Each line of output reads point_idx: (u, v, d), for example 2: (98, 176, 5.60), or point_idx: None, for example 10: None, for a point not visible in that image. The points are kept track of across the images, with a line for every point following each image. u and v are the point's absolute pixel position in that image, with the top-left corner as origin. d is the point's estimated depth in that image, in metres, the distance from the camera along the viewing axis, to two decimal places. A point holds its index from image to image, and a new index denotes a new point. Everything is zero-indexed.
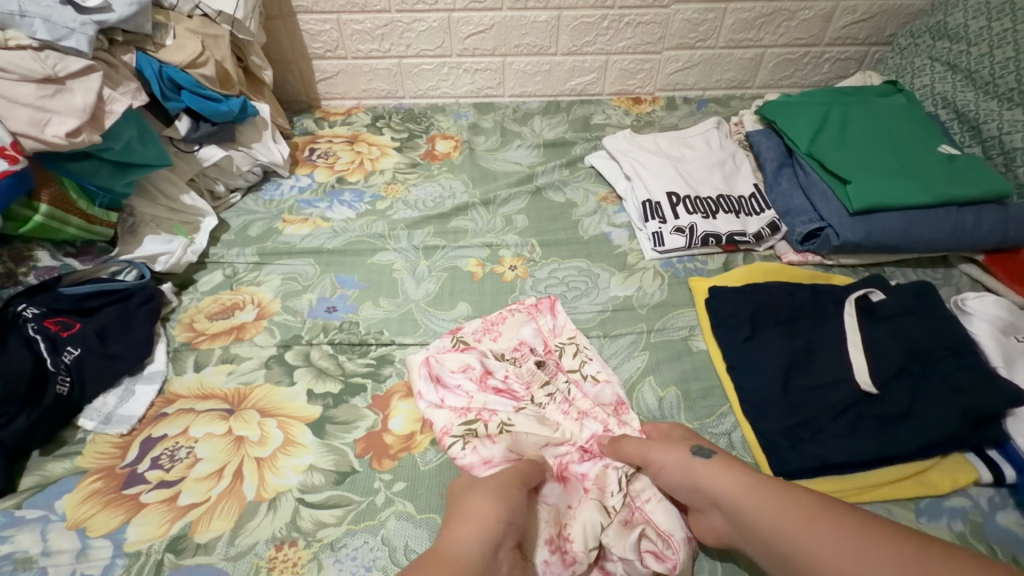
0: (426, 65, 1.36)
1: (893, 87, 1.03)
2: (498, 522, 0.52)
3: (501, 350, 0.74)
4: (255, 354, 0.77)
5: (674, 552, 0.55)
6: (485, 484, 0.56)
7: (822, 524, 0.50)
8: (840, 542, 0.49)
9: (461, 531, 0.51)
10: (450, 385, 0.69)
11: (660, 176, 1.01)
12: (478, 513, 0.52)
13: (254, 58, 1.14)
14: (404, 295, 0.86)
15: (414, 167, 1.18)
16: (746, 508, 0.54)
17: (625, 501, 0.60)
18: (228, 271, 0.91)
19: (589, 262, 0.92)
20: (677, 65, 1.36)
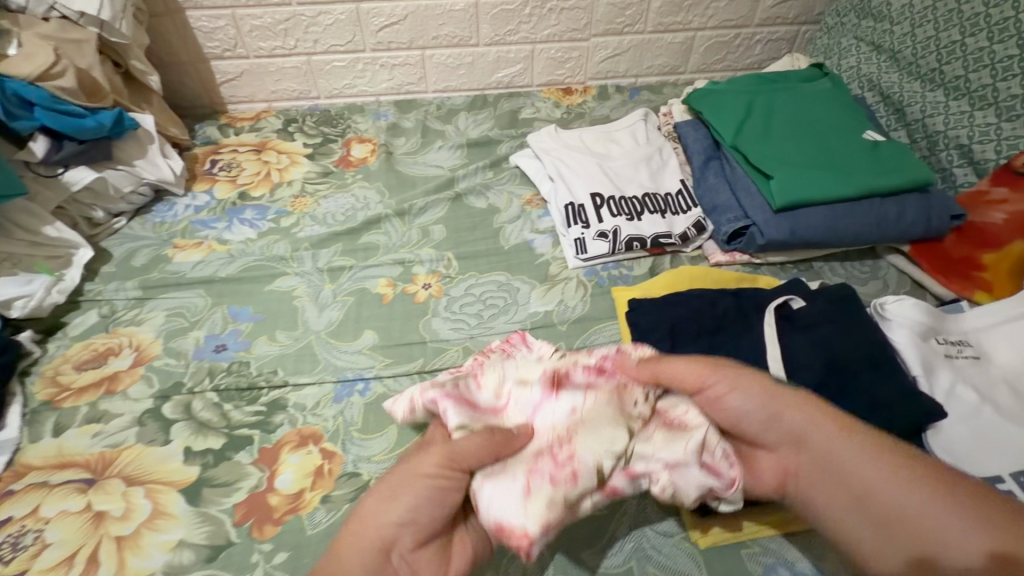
0: (338, 61, 1.25)
1: (820, 70, 0.99)
2: (384, 533, 0.50)
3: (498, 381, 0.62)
4: (127, 409, 0.68)
5: (729, 467, 0.53)
6: (383, 486, 0.52)
7: (900, 472, 0.49)
8: (910, 493, 0.48)
9: (343, 549, 0.49)
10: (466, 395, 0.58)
11: (584, 175, 0.95)
12: (365, 521, 0.50)
13: (135, 63, 1.02)
14: (305, 326, 0.78)
15: (326, 176, 1.09)
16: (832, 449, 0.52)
17: (649, 410, 0.56)
18: (105, 310, 0.81)
19: (509, 275, 0.86)
20: (606, 52, 1.29)
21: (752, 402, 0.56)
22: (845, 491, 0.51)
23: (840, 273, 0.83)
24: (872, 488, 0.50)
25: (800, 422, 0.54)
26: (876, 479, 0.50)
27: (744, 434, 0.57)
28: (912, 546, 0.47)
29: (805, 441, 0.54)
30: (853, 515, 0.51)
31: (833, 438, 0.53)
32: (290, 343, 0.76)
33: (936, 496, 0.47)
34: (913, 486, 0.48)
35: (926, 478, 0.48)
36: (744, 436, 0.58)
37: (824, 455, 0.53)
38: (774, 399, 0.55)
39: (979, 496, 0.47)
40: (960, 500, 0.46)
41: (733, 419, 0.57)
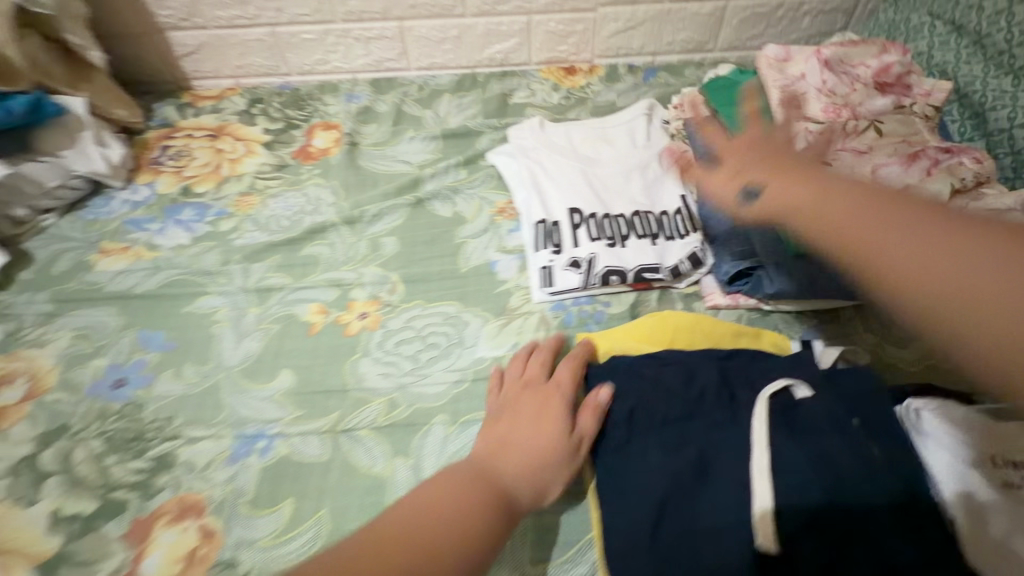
0: (306, 33, 1.09)
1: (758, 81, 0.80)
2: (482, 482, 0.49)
3: (783, 85, 0.75)
4: (5, 454, 0.60)
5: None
6: (544, 406, 0.56)
7: (902, 220, 0.41)
8: (989, 263, 0.37)
9: (458, 497, 0.47)
10: (796, 93, 0.74)
11: (565, 184, 0.79)
12: (523, 452, 0.52)
13: (70, 37, 0.91)
14: (201, 369, 0.67)
15: (280, 169, 0.96)
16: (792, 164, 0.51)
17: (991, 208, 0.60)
18: (14, 327, 0.73)
19: (460, 306, 0.72)
20: (617, 25, 1.09)
21: (774, 195, 0.49)
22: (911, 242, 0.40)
23: (875, 327, 0.65)
24: (852, 229, 0.42)
25: (776, 218, 0.49)
26: (878, 243, 0.41)
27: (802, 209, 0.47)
28: (961, 345, 0.36)
29: (851, 225, 0.42)
30: (856, 213, 0.43)
31: (794, 161, 0.52)
32: (194, 386, 0.65)
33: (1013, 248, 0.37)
34: (935, 219, 0.40)
35: (923, 211, 0.41)
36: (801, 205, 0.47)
37: (833, 213, 0.44)
38: (785, 181, 0.49)
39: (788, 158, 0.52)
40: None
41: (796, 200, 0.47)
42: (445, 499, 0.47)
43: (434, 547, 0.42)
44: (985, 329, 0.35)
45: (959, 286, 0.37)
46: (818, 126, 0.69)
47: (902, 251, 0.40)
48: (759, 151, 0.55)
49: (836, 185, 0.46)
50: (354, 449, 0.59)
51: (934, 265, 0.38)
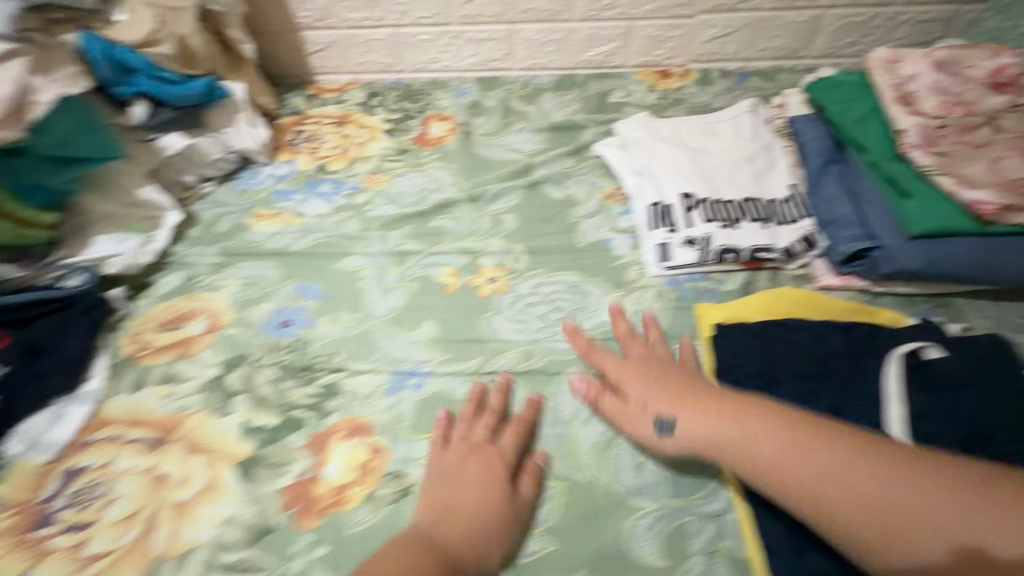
0: (424, 34, 1.20)
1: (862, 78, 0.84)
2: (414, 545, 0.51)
3: (900, 78, 0.79)
4: (197, 374, 0.70)
5: None
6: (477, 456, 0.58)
7: (816, 446, 0.49)
8: (877, 470, 0.47)
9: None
10: (913, 87, 0.77)
11: (677, 171, 0.85)
12: (468, 507, 0.54)
13: (232, 32, 1.03)
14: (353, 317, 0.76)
15: (402, 154, 1.06)
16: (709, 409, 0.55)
17: None
18: (188, 274, 0.84)
19: (581, 276, 0.78)
20: (714, 31, 1.15)
21: (687, 431, 0.56)
22: (871, 494, 0.46)
23: (988, 313, 0.68)
24: (789, 475, 0.49)
25: (712, 456, 0.55)
26: (816, 482, 0.48)
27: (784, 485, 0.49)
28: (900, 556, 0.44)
29: (811, 473, 0.48)
30: (807, 457, 0.49)
31: (694, 379, 0.60)
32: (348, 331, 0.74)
33: (898, 460, 0.47)
34: (843, 448, 0.49)
35: (818, 425, 0.51)
36: (766, 464, 0.51)
37: (807, 482, 0.48)
38: (699, 406, 0.56)
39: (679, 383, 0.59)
40: (930, 467, 0.46)
41: (746, 450, 0.52)
42: (404, 556, 0.50)
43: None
44: (910, 553, 0.43)
45: (880, 507, 0.45)
46: (934, 119, 0.73)
47: (835, 487, 0.47)
48: (649, 374, 0.62)
49: (768, 423, 0.52)
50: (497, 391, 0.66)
51: (859, 484, 0.47)
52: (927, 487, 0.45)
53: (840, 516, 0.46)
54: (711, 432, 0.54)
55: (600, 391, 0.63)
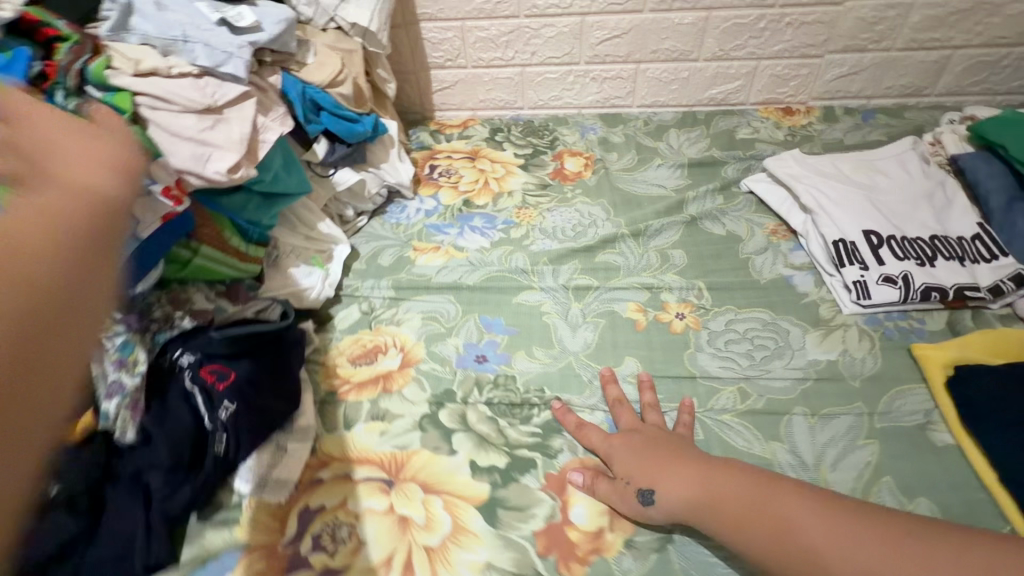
0: (550, 73, 1.23)
1: None
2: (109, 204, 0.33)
3: None
4: (406, 411, 0.69)
5: None
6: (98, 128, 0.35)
7: (787, 510, 0.51)
8: (837, 535, 0.48)
9: None
10: None
11: (852, 208, 0.85)
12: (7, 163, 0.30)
13: (379, 71, 1.04)
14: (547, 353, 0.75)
15: (545, 189, 1.07)
16: (669, 479, 0.56)
17: None
18: (365, 307, 0.84)
19: (773, 313, 0.78)
20: (841, 70, 1.17)
21: (668, 498, 0.55)
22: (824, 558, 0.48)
23: None
24: (761, 532, 0.50)
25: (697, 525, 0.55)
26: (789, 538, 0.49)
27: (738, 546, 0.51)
28: None
29: (766, 538, 0.50)
30: (762, 517, 0.51)
31: (660, 440, 0.61)
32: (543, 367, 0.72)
33: (848, 523, 0.49)
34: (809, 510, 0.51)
35: (774, 490, 0.53)
36: (722, 526, 0.52)
37: (767, 544, 0.50)
38: (676, 474, 0.56)
39: (648, 444, 0.60)
40: (899, 531, 0.48)
41: (693, 513, 0.54)
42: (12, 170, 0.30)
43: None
44: None
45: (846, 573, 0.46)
46: None
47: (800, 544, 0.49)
48: (630, 441, 0.61)
49: (723, 485, 0.54)
50: (726, 432, 0.65)
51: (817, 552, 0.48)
52: (888, 550, 0.47)
53: None
54: (679, 503, 0.55)
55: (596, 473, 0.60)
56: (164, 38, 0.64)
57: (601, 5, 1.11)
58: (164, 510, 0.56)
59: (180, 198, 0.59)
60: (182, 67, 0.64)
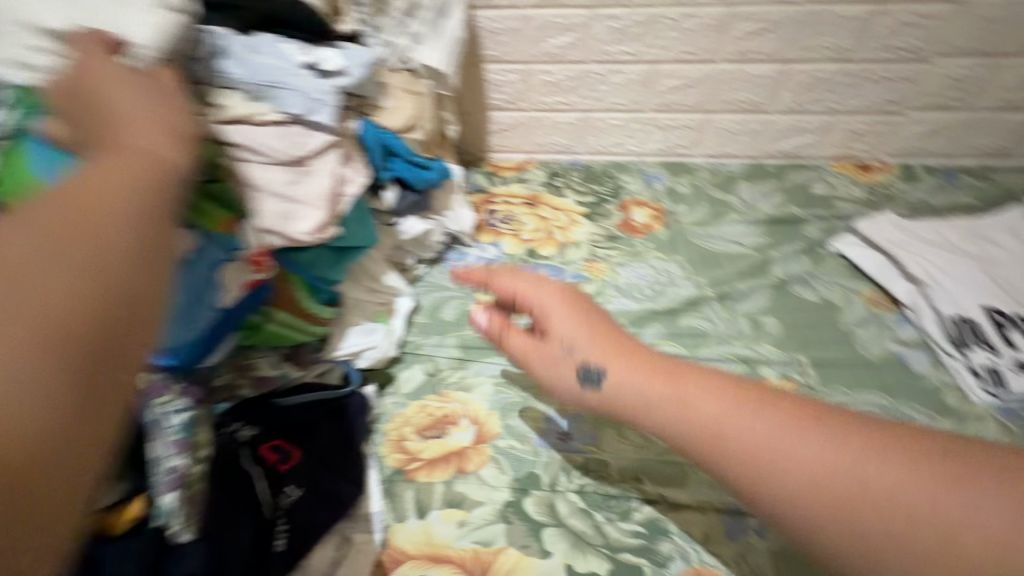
0: (614, 120, 1.18)
1: None
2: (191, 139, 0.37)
3: None
4: (486, 498, 0.61)
5: None
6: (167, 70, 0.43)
7: (764, 415, 0.42)
8: (838, 450, 0.39)
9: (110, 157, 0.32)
10: None
11: (967, 281, 0.78)
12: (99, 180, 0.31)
13: (444, 114, 1.00)
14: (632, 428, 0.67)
15: (613, 241, 1.00)
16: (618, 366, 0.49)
17: None
18: (430, 367, 0.76)
19: (891, 398, 0.69)
20: (922, 128, 1.12)
21: (614, 381, 0.49)
22: (813, 474, 0.38)
23: None
24: (707, 421, 0.43)
25: (642, 421, 0.47)
26: (731, 428, 0.42)
27: (699, 451, 0.44)
28: (860, 553, 0.37)
29: (735, 436, 0.42)
30: (734, 419, 0.43)
31: (618, 331, 0.53)
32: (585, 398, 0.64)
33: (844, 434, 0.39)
34: (795, 418, 0.41)
35: (751, 395, 0.44)
36: (677, 424, 0.44)
37: (734, 446, 0.42)
38: (628, 358, 0.49)
39: (604, 333, 0.52)
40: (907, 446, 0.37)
41: (645, 403, 0.47)
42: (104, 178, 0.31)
43: (110, 295, 0.28)
44: (874, 543, 0.36)
45: (839, 493, 0.37)
46: None
47: (762, 439, 0.41)
48: (580, 322, 0.53)
49: (684, 377, 0.46)
50: None
51: (809, 472, 0.39)
52: (892, 464, 0.37)
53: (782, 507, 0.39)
54: (629, 396, 0.47)
55: (504, 325, 0.57)
56: (257, 82, 0.59)
57: (675, 53, 1.08)
58: None
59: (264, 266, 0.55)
60: (271, 113, 0.59)
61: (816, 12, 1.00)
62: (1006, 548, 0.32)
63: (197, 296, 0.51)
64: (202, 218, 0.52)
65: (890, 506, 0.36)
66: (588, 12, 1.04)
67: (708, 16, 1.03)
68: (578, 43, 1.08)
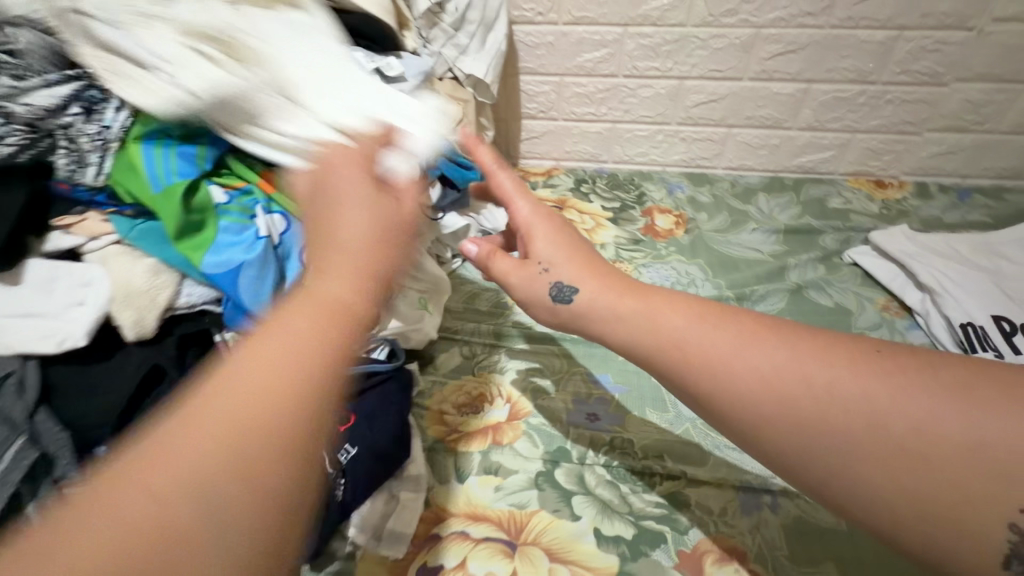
0: (641, 131, 1.25)
1: None
2: (348, 316, 0.31)
3: None
4: (521, 467, 0.67)
5: None
6: (378, 204, 0.38)
7: (727, 328, 0.49)
8: (793, 357, 0.45)
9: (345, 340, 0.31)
10: None
11: (977, 291, 0.82)
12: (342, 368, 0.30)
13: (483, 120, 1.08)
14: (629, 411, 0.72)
15: (637, 244, 1.06)
16: (590, 290, 0.56)
17: None
18: (466, 351, 0.82)
19: None
20: (939, 148, 1.16)
21: (587, 297, 0.55)
22: (768, 376, 0.45)
23: None
24: (703, 349, 0.48)
25: (615, 336, 0.54)
26: (700, 343, 0.49)
27: (670, 362, 0.50)
28: (819, 451, 0.43)
29: (705, 349, 0.48)
30: (708, 337, 0.49)
31: (594, 257, 0.59)
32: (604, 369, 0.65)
33: (802, 348, 0.46)
34: (752, 332, 0.48)
35: (720, 316, 0.50)
36: (649, 336, 0.51)
37: (704, 359, 0.48)
38: (600, 279, 0.56)
39: (585, 257, 0.58)
40: (858, 357, 0.44)
41: (614, 318, 0.54)
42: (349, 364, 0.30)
43: (237, 499, 0.25)
44: (828, 438, 0.42)
45: (792, 394, 0.44)
46: None
47: (728, 352, 0.48)
48: (561, 243, 0.59)
49: (661, 299, 0.53)
50: None
51: (767, 375, 0.46)
52: (846, 371, 0.43)
53: (739, 406, 0.46)
54: (597, 309, 0.55)
55: (491, 250, 0.60)
56: None
57: (701, 70, 1.14)
58: None
59: None
60: None
61: (839, 36, 1.06)
62: (926, 433, 0.39)
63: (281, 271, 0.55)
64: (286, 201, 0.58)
65: (872, 418, 0.41)
66: (621, 29, 1.11)
67: (735, 36, 1.09)
68: (610, 58, 1.15)
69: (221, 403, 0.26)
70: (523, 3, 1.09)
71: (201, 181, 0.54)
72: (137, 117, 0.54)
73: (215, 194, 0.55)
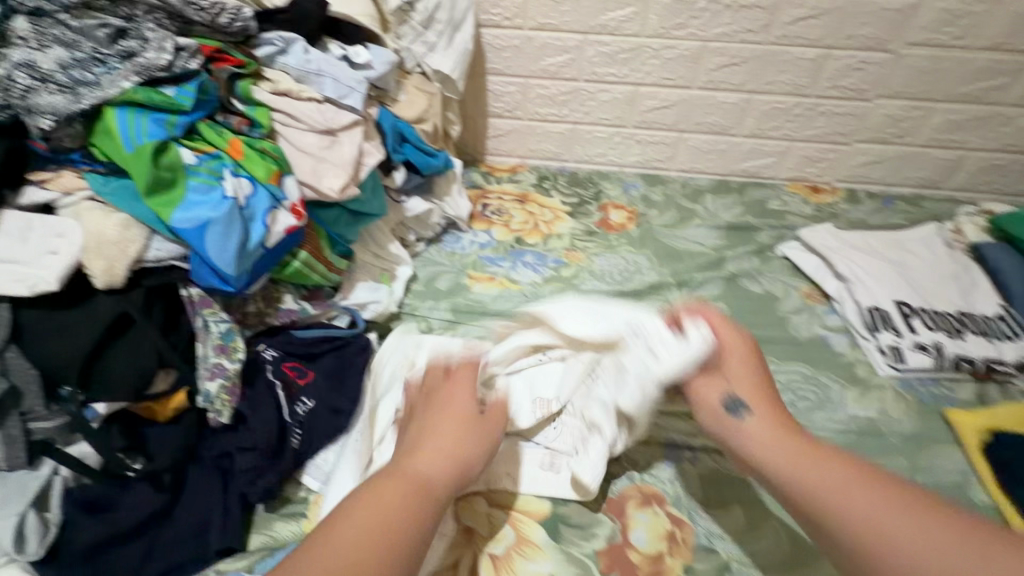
0: (600, 133, 1.33)
1: None
2: (427, 487, 0.50)
3: None
4: None
5: None
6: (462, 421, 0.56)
7: (832, 462, 0.52)
8: (895, 508, 0.47)
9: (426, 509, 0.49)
10: None
11: (884, 280, 0.92)
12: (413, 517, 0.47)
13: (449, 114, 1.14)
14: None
15: (592, 235, 1.13)
16: (734, 391, 0.60)
17: None
18: (424, 326, 0.88)
19: (813, 368, 0.82)
20: (865, 158, 1.28)
21: (754, 424, 0.58)
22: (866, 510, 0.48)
23: None
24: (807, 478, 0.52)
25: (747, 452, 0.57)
26: (803, 467, 0.53)
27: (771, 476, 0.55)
28: None
29: (820, 478, 0.51)
30: (829, 469, 0.52)
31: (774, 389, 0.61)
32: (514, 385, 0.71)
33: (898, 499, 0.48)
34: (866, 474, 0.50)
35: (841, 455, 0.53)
36: (766, 455, 0.55)
37: (811, 475, 0.52)
38: (751, 383, 0.61)
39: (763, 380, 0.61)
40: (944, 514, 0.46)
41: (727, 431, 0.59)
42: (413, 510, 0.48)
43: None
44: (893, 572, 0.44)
45: (871, 530, 0.47)
46: None
47: (826, 479, 0.51)
48: (742, 360, 0.62)
49: (775, 427, 0.57)
50: None
51: (866, 513, 0.48)
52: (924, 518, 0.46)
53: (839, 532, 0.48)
54: (705, 403, 0.61)
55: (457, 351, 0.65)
56: (300, 69, 0.72)
57: (655, 78, 1.23)
58: (241, 492, 0.59)
59: (302, 214, 0.65)
60: (310, 93, 0.72)
61: (777, 52, 1.16)
62: None
63: (249, 234, 0.60)
64: (253, 167, 0.63)
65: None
66: (582, 37, 1.19)
67: (685, 48, 1.18)
68: (572, 63, 1.23)
69: (375, 509, 0.46)
70: (491, 8, 1.17)
71: (170, 144, 0.58)
72: (130, 89, 0.57)
73: (184, 156, 0.59)
